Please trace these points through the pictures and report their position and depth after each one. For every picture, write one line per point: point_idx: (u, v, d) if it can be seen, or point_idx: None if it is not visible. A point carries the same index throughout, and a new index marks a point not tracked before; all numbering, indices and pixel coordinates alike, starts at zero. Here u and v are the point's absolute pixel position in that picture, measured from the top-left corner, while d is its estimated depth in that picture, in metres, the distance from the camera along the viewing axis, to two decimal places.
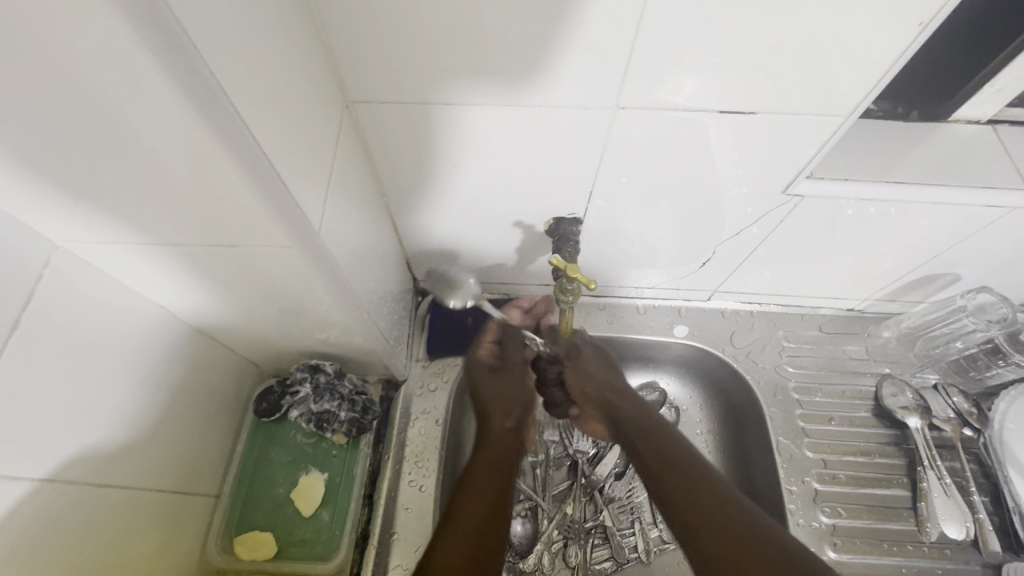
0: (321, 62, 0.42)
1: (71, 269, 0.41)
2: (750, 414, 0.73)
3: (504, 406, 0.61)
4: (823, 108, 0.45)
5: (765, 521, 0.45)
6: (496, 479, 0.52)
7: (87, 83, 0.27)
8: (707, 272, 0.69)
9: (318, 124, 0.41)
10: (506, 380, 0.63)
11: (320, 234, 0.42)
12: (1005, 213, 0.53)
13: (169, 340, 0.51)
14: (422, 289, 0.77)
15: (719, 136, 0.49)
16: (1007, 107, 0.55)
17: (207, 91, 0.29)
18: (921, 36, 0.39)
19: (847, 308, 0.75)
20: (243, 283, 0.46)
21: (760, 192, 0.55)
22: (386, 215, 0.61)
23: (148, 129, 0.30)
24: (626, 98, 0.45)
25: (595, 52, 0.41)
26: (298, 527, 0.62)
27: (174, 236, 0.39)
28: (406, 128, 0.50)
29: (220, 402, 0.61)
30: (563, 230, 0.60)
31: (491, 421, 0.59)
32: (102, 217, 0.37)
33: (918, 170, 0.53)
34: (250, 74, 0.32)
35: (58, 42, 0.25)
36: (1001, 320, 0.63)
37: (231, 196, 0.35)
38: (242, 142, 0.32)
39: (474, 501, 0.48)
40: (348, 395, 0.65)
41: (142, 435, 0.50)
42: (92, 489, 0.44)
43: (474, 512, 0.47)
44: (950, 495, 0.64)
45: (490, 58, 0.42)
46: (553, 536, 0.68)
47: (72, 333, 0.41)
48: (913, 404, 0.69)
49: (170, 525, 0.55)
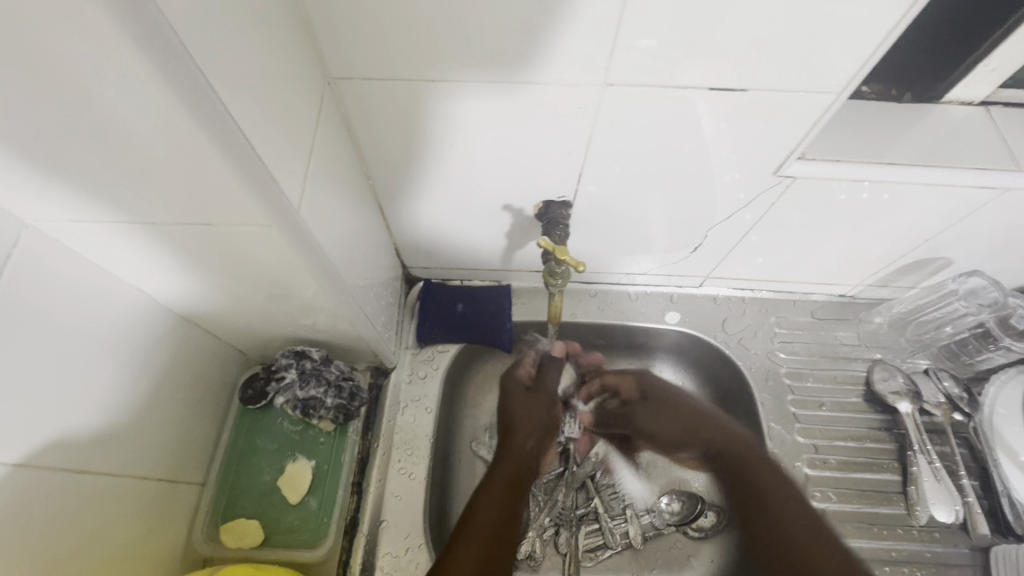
0: (299, 36, 0.41)
1: (43, 250, 0.40)
2: (742, 400, 0.72)
3: (532, 428, 0.69)
4: (812, 87, 0.44)
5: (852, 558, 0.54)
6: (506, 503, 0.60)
7: (48, 53, 0.26)
8: (699, 257, 0.69)
9: (296, 99, 0.40)
10: (539, 405, 0.71)
11: (301, 214, 0.42)
12: (999, 194, 0.53)
13: (151, 325, 0.50)
14: (412, 277, 0.76)
15: (714, 117, 0.48)
16: (1000, 87, 0.55)
17: (172, 53, 0.28)
18: (913, 8, 0.38)
19: (839, 293, 0.74)
20: (225, 266, 0.45)
21: (752, 174, 0.54)
22: (373, 199, 0.60)
23: (113, 103, 0.29)
24: (613, 75, 0.44)
25: (583, 28, 0.40)
26: (285, 514, 0.62)
27: (150, 214, 0.38)
28: (390, 108, 0.49)
29: (205, 389, 0.61)
30: (552, 214, 0.59)
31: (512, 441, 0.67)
32: (73, 194, 0.36)
33: (913, 151, 0.53)
34: (221, 42, 0.31)
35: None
36: (991, 303, 0.65)
37: (203, 170, 0.34)
38: (215, 115, 0.31)
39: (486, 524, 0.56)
40: (334, 380, 0.64)
41: (124, 423, 0.49)
42: (74, 477, 0.44)
43: (485, 525, 0.56)
44: (941, 480, 0.64)
45: (474, 33, 0.41)
46: (547, 524, 0.67)
47: (44, 317, 0.40)
48: (903, 389, 0.69)
49: (155, 513, 0.54)
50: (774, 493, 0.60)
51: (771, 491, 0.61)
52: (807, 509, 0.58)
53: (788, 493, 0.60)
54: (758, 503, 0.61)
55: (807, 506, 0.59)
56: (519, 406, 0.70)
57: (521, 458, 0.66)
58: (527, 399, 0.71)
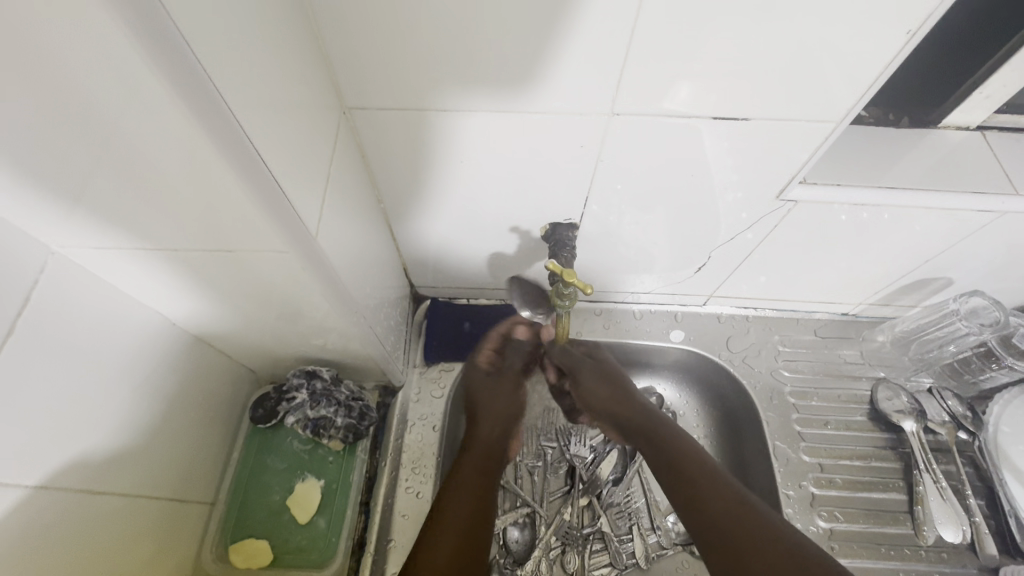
0: (317, 68, 0.42)
1: (67, 276, 0.41)
2: (747, 419, 0.73)
3: (496, 413, 0.65)
4: (815, 115, 0.46)
5: (793, 538, 0.48)
6: (480, 487, 0.57)
7: (84, 88, 0.27)
8: (703, 276, 0.70)
9: (314, 129, 0.42)
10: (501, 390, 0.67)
11: (317, 240, 0.43)
12: (998, 216, 0.54)
13: (167, 346, 0.51)
14: (419, 295, 0.77)
15: (714, 140, 0.49)
16: (996, 113, 0.56)
17: (197, 82, 0.28)
18: (908, 44, 0.40)
19: (842, 312, 0.75)
20: (239, 289, 0.46)
21: (754, 197, 0.55)
22: (383, 220, 0.61)
23: (148, 142, 0.31)
24: (620, 103, 0.46)
25: (589, 59, 0.42)
26: (293, 535, 0.62)
27: (174, 242, 0.40)
28: (401, 134, 0.50)
29: (216, 409, 0.61)
30: (559, 237, 0.60)
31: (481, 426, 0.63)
32: (99, 224, 0.37)
33: (910, 175, 0.54)
34: (247, 81, 0.32)
35: (44, 33, 0.24)
36: (993, 323, 0.64)
37: (225, 197, 0.35)
38: (241, 150, 0.32)
39: (458, 514, 0.53)
40: (344, 401, 0.65)
41: (137, 441, 0.49)
42: (89, 497, 0.44)
43: (458, 520, 0.53)
44: (947, 498, 0.65)
45: (485, 66, 0.43)
46: (523, 504, 0.69)
47: (67, 340, 0.41)
48: (907, 408, 0.70)
49: (164, 533, 0.54)
50: (705, 488, 0.53)
51: (701, 481, 0.53)
52: (744, 505, 0.51)
53: (726, 496, 0.52)
54: (684, 491, 0.54)
55: (744, 502, 0.51)
56: (484, 391, 0.66)
57: (488, 442, 0.62)
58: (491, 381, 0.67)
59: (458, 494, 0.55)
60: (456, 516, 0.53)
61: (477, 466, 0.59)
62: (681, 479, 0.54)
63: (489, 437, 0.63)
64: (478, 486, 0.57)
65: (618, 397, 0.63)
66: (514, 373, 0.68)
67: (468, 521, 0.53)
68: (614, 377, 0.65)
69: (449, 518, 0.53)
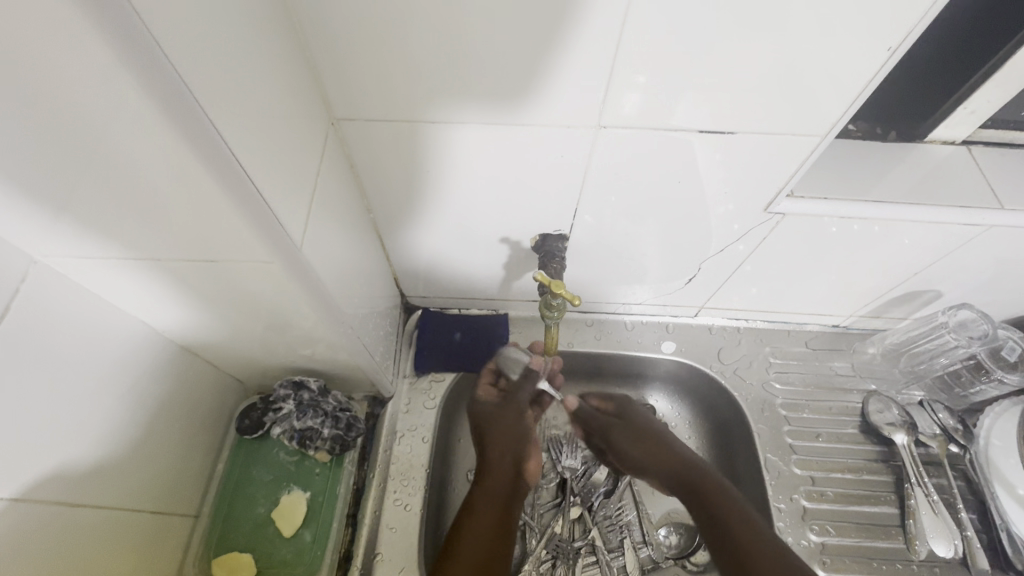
0: (307, 81, 0.43)
1: (50, 285, 0.41)
2: (739, 430, 0.73)
3: (505, 439, 0.66)
4: (801, 128, 0.46)
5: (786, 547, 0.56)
6: (497, 517, 0.60)
7: (62, 97, 0.27)
8: (694, 287, 0.70)
9: (303, 140, 0.42)
10: (507, 414, 0.67)
11: (302, 250, 0.43)
12: (985, 230, 0.54)
13: (152, 356, 0.51)
14: (410, 305, 0.77)
15: (707, 154, 0.49)
16: (981, 128, 0.57)
17: (179, 98, 0.29)
18: (891, 59, 0.40)
19: (833, 324, 0.75)
20: (226, 299, 0.46)
21: (743, 210, 0.55)
22: (374, 231, 0.61)
23: (133, 153, 0.31)
24: (607, 116, 0.46)
25: (577, 76, 0.42)
26: (278, 548, 0.61)
27: (159, 252, 0.39)
28: (392, 146, 0.50)
29: (201, 419, 0.61)
30: (548, 247, 0.60)
31: (491, 452, 0.65)
32: (83, 232, 0.37)
33: (898, 188, 0.54)
34: (231, 93, 0.32)
35: (21, 37, 0.24)
36: (982, 336, 0.65)
37: (208, 207, 0.35)
38: (224, 164, 0.33)
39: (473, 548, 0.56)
40: (331, 411, 0.64)
41: (121, 451, 0.49)
42: (66, 509, 0.43)
43: (472, 554, 0.56)
44: (939, 512, 0.64)
45: (473, 77, 0.43)
46: None
47: (49, 350, 0.41)
48: (899, 421, 0.70)
49: (147, 546, 0.54)
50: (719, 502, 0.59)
51: (717, 497, 0.60)
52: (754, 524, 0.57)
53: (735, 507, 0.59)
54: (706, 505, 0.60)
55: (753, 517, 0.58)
56: (494, 419, 0.67)
57: (501, 474, 0.63)
58: (499, 408, 0.68)
59: (472, 530, 0.58)
60: (473, 546, 0.56)
61: (490, 496, 0.61)
62: (701, 497, 0.61)
63: (499, 464, 0.64)
64: (494, 518, 0.60)
65: (636, 435, 0.67)
66: (520, 402, 0.68)
67: (485, 555, 0.56)
68: (640, 416, 0.70)
69: (466, 551, 0.56)
